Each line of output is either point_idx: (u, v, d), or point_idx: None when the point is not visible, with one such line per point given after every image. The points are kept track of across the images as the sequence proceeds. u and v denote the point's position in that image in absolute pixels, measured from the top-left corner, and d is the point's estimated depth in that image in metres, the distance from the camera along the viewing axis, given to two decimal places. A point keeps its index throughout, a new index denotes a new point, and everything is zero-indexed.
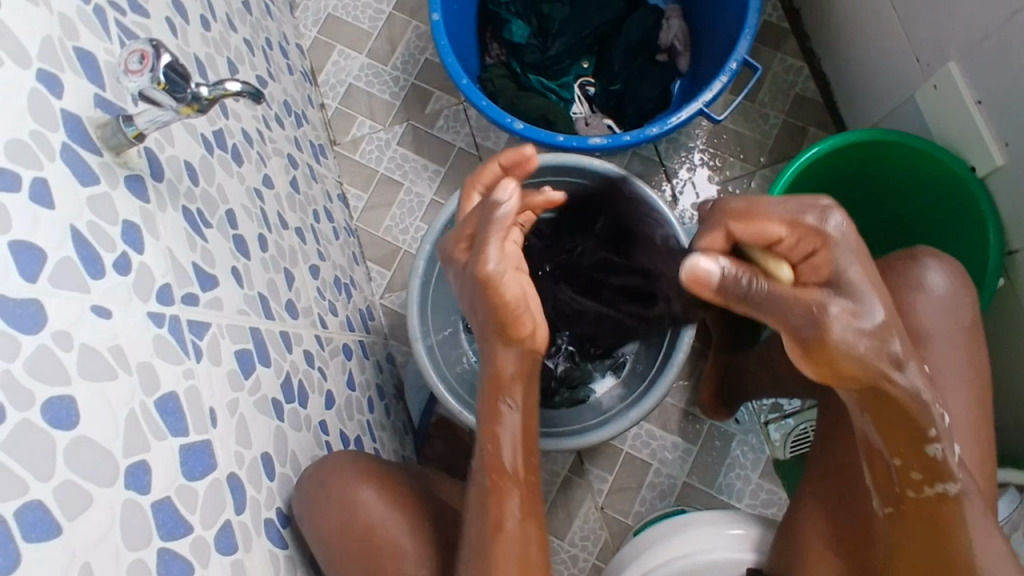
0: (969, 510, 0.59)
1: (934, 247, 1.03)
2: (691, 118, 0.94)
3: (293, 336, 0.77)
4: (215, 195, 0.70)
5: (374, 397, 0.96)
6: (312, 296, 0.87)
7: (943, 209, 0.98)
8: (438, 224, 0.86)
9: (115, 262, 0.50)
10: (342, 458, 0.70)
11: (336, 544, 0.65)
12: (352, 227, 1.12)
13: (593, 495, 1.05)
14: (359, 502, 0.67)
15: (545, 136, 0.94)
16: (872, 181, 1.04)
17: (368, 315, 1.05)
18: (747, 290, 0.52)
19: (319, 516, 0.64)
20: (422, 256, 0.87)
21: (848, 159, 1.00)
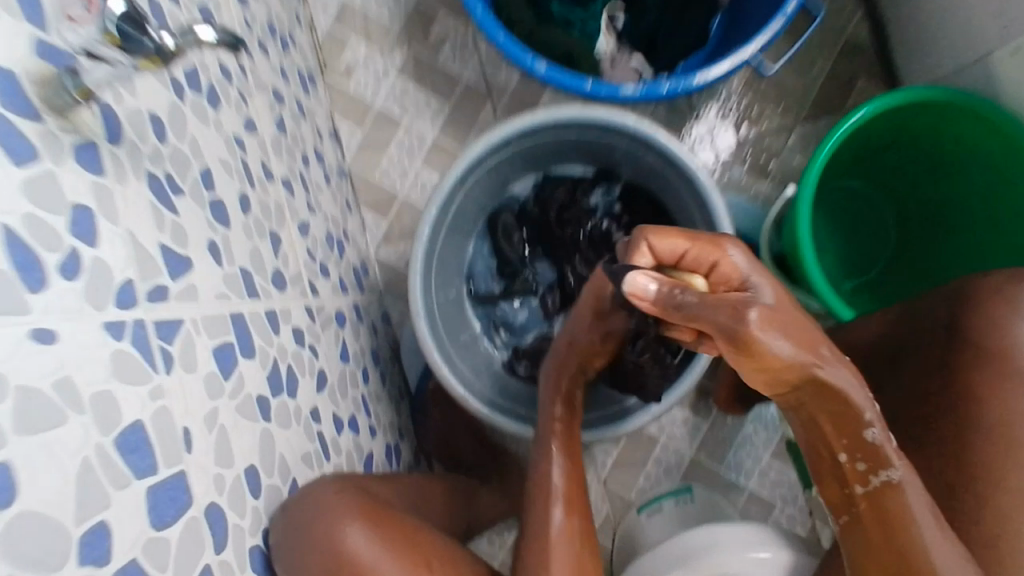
0: (912, 497, 0.57)
1: (987, 230, 0.90)
2: (737, 69, 0.81)
3: (281, 313, 0.68)
4: (187, 151, 0.58)
5: (370, 365, 0.89)
6: (302, 259, 0.77)
7: (1006, 184, 0.86)
8: (448, 182, 0.75)
9: (63, 264, 0.40)
10: (328, 489, 0.62)
11: (306, 556, 0.57)
12: (345, 168, 1.00)
13: (595, 469, 1.01)
14: (347, 545, 0.59)
15: (571, 82, 0.81)
16: (925, 143, 0.92)
17: (363, 272, 0.96)
18: (685, 302, 0.49)
19: (293, 556, 0.57)
20: (428, 220, 0.75)
21: (902, 116, 0.88)
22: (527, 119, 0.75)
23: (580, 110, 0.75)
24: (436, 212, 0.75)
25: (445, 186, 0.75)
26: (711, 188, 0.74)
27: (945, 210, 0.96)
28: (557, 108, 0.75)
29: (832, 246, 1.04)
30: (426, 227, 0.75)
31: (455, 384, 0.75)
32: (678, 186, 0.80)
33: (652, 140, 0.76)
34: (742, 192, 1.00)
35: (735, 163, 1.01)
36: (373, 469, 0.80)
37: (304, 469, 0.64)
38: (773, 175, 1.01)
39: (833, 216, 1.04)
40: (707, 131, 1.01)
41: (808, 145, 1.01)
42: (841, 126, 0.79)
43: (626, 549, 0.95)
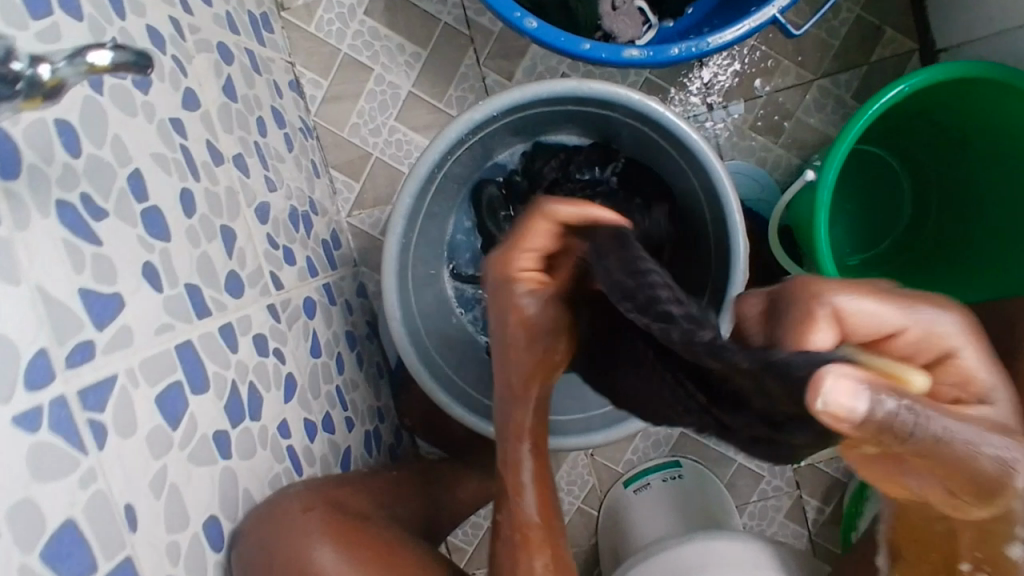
0: None
1: (1001, 218, 0.86)
2: (759, 29, 0.70)
3: (239, 324, 0.61)
4: (110, 158, 0.49)
5: (344, 350, 0.83)
6: (262, 250, 0.70)
7: None
8: (425, 166, 0.66)
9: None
10: (296, 503, 0.57)
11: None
12: (309, 126, 0.90)
13: None
14: (311, 565, 0.54)
15: (567, 43, 0.70)
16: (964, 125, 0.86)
17: (333, 244, 0.88)
18: (915, 435, 0.34)
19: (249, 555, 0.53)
20: (401, 211, 0.67)
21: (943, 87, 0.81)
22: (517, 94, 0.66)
23: (578, 85, 0.66)
24: (411, 202, 0.67)
25: (420, 169, 0.66)
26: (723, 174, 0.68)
27: (964, 207, 0.91)
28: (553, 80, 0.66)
29: (847, 207, 1.00)
30: (400, 220, 0.67)
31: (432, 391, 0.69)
32: (685, 167, 0.73)
33: (658, 120, 0.68)
34: (749, 157, 0.91)
35: (745, 125, 0.92)
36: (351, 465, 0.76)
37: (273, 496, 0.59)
38: (786, 136, 0.91)
39: (851, 187, 1.00)
40: (715, 84, 0.91)
41: (824, 102, 0.91)
42: (874, 104, 0.71)
43: (613, 520, 0.96)
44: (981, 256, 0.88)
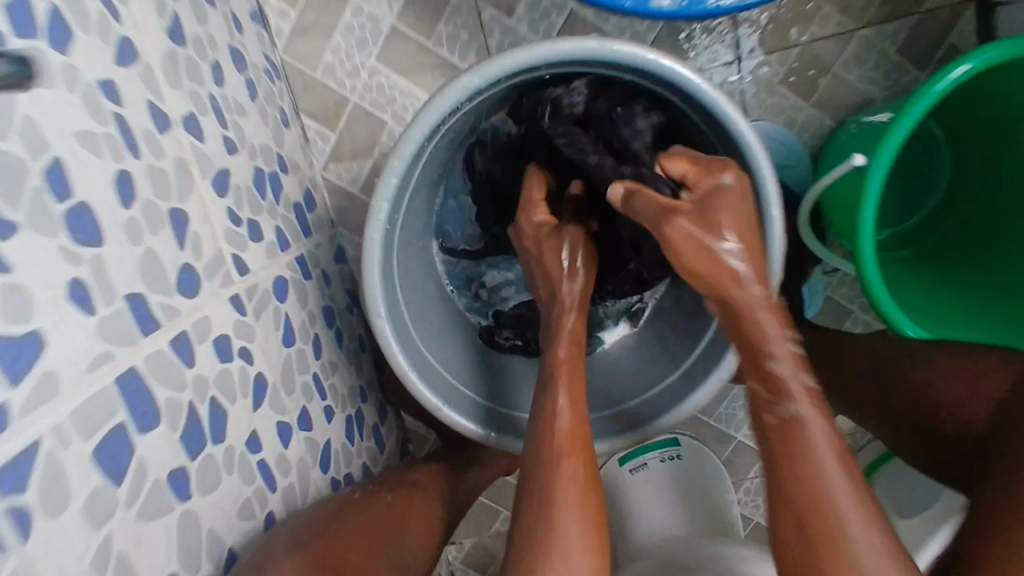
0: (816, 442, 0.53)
1: None
2: None
3: (196, 330, 0.52)
4: (19, 151, 0.39)
5: (322, 330, 0.75)
6: (221, 231, 0.60)
7: None
8: (414, 140, 0.56)
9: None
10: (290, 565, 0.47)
11: None
12: (275, 65, 0.77)
13: None
14: None
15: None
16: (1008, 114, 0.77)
17: (306, 207, 0.78)
18: (638, 208, 0.60)
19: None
20: (386, 193, 0.57)
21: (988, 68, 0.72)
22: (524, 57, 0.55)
23: (599, 46, 0.55)
24: (398, 181, 0.57)
25: (409, 143, 0.56)
26: (762, 155, 0.59)
27: (999, 206, 0.82)
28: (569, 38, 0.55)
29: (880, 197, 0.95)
30: (384, 202, 0.57)
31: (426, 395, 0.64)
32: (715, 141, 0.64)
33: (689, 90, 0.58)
34: (776, 116, 0.82)
35: (771, 79, 0.82)
36: (331, 461, 0.70)
37: (244, 525, 0.53)
38: (819, 95, 0.82)
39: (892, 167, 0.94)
40: (745, 30, 0.80)
41: (865, 57, 0.81)
42: (931, 86, 0.60)
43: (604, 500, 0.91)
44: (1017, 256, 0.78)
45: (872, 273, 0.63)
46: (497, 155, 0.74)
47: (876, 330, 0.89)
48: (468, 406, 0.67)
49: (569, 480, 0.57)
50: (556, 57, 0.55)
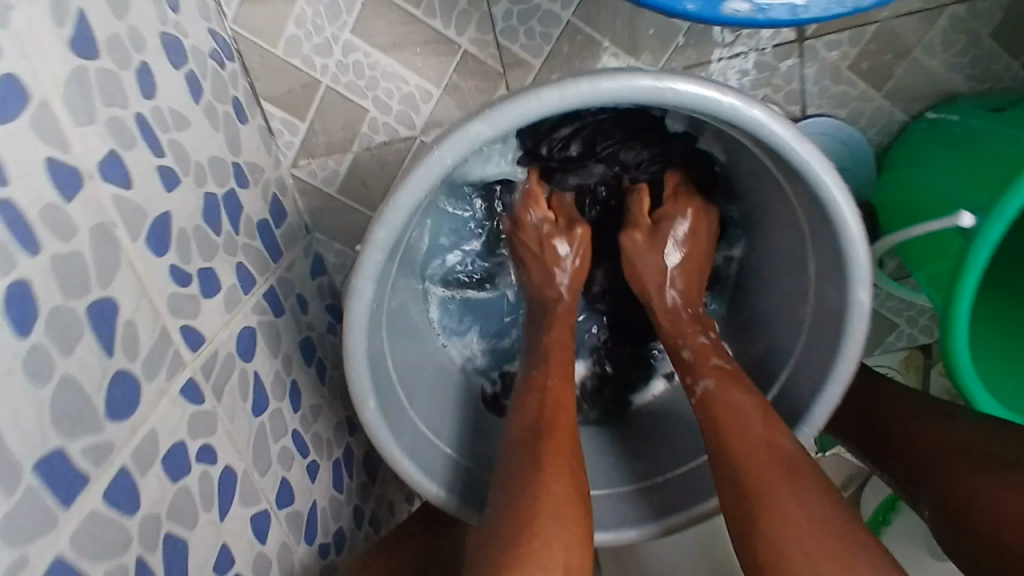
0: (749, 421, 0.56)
1: None
2: None
3: (140, 455, 0.42)
4: None
5: (302, 369, 0.65)
6: (166, 301, 0.48)
7: None
8: (408, 204, 0.42)
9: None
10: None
11: None
12: (223, 41, 0.61)
13: None
14: None
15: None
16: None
17: (275, 221, 0.65)
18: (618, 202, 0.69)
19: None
20: (368, 274, 0.45)
21: None
22: (555, 99, 0.40)
23: (658, 84, 0.41)
24: (383, 258, 0.44)
25: (400, 206, 0.42)
26: (846, 217, 0.48)
27: None
28: (616, 72, 0.41)
29: None
30: (367, 282, 0.45)
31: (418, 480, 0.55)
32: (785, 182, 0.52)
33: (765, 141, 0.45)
34: (841, 108, 0.70)
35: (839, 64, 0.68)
36: (317, 524, 0.62)
37: None
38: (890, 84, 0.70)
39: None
40: None
41: (953, 39, 0.67)
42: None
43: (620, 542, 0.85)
44: None
45: (963, 345, 0.54)
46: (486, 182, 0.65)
47: (920, 343, 0.81)
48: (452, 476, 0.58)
49: (555, 510, 0.51)
50: (597, 99, 0.41)
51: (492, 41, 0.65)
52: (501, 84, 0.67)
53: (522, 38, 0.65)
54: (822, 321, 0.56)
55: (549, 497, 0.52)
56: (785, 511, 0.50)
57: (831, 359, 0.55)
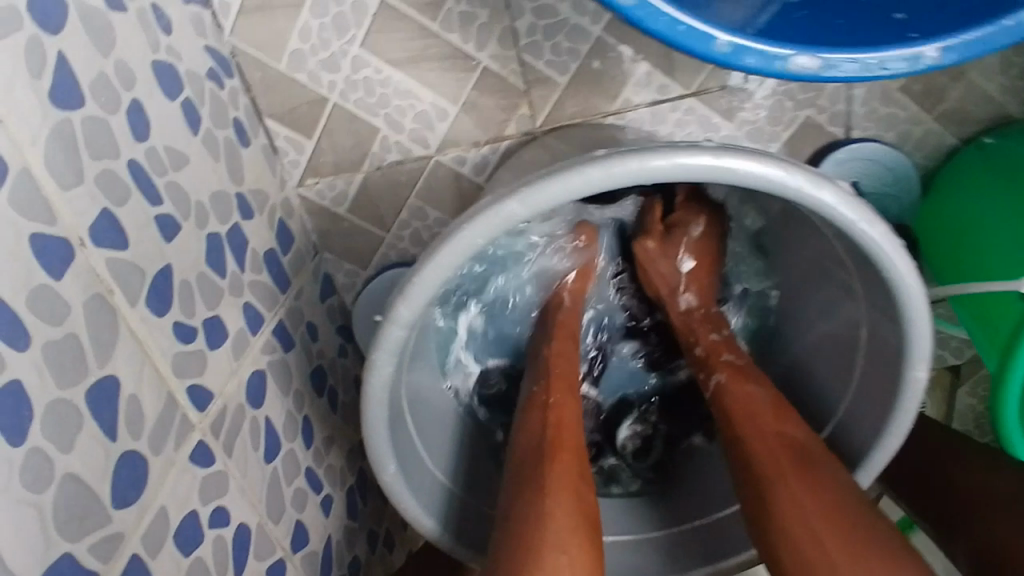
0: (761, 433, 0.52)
1: None
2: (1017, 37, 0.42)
3: (150, 538, 0.41)
4: None
5: (314, 402, 0.63)
6: (168, 365, 0.45)
7: None
8: (436, 283, 0.41)
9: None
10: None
11: None
12: (220, 58, 0.57)
13: None
14: None
15: (699, 50, 0.41)
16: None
17: (281, 249, 0.62)
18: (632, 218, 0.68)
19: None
20: (390, 346, 0.43)
21: None
22: (595, 176, 0.39)
23: (716, 162, 0.39)
24: (406, 332, 0.43)
25: (429, 283, 0.41)
26: (912, 291, 0.45)
27: None
28: (670, 149, 0.39)
29: None
30: (388, 355, 0.43)
31: (418, 514, 0.52)
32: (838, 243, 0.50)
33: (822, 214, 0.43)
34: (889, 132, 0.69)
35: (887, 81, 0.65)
36: (335, 559, 0.61)
37: None
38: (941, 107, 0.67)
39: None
40: None
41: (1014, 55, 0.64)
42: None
43: None
44: None
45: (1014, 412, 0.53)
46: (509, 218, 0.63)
47: (951, 364, 0.82)
48: (446, 504, 0.55)
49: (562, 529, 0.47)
50: (645, 177, 0.39)
51: (515, 56, 0.61)
52: (523, 102, 0.63)
53: (546, 54, 0.61)
54: (866, 389, 0.54)
55: (551, 512, 0.48)
56: (804, 515, 0.47)
57: (875, 433, 0.52)
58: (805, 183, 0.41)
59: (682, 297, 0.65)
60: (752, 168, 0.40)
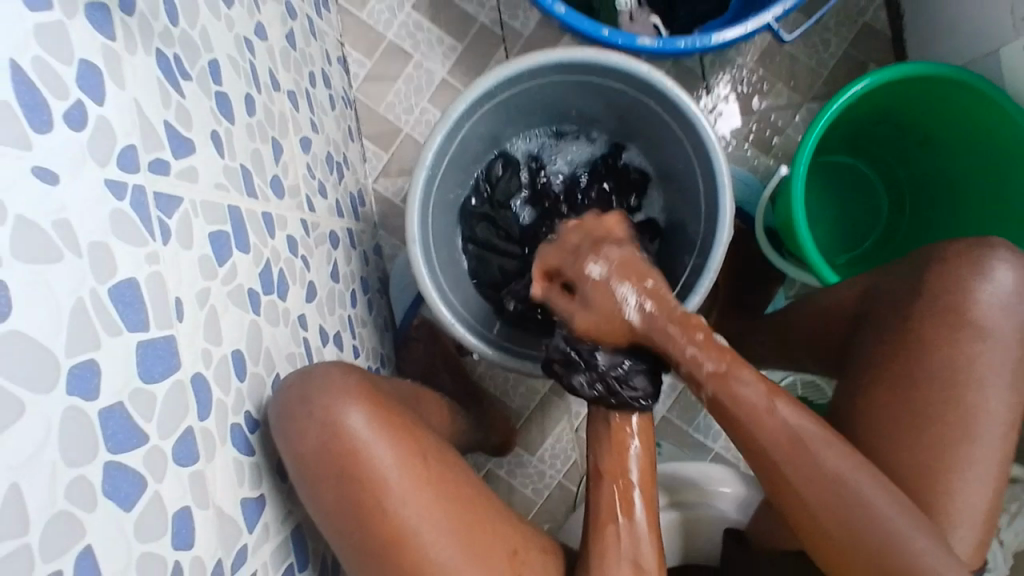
0: (744, 386, 0.65)
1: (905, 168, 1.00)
2: (756, 31, 0.82)
3: (276, 218, 0.68)
4: (197, 40, 0.58)
5: (358, 290, 0.90)
6: (301, 173, 0.77)
7: (972, 140, 0.88)
8: (457, 111, 0.76)
9: (29, 113, 0.37)
10: (335, 371, 0.60)
11: (300, 453, 0.56)
12: (350, 96, 1.01)
13: (524, 405, 1.04)
14: (343, 426, 0.56)
15: (590, 28, 0.81)
16: (933, 97, 0.86)
17: (359, 201, 0.96)
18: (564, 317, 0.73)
19: (325, 485, 0.56)
20: (431, 146, 0.76)
21: (891, 99, 0.90)
22: (539, 57, 0.77)
23: (599, 54, 0.77)
24: (442, 134, 0.76)
25: (455, 109, 0.77)
26: (711, 133, 0.76)
27: (953, 184, 0.93)
28: (577, 49, 0.77)
29: (842, 201, 1.04)
30: (430, 151, 0.76)
31: (471, 342, 0.78)
32: (680, 137, 0.81)
33: (663, 91, 0.78)
34: (743, 164, 1.05)
35: (742, 136, 1.05)
36: None
37: (289, 368, 0.65)
38: (777, 152, 1.05)
39: (827, 188, 1.05)
40: (713, 95, 1.05)
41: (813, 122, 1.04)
42: (830, 108, 0.82)
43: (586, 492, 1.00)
44: (936, 201, 0.96)
45: (807, 245, 0.82)
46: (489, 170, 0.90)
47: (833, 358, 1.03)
48: (462, 320, 0.80)
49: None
50: (566, 58, 0.77)
51: None
52: None
53: None
54: (708, 219, 0.80)
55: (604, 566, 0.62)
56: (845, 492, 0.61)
57: (711, 234, 0.78)
58: (650, 70, 0.77)
59: (624, 294, 0.70)
60: (619, 58, 0.77)
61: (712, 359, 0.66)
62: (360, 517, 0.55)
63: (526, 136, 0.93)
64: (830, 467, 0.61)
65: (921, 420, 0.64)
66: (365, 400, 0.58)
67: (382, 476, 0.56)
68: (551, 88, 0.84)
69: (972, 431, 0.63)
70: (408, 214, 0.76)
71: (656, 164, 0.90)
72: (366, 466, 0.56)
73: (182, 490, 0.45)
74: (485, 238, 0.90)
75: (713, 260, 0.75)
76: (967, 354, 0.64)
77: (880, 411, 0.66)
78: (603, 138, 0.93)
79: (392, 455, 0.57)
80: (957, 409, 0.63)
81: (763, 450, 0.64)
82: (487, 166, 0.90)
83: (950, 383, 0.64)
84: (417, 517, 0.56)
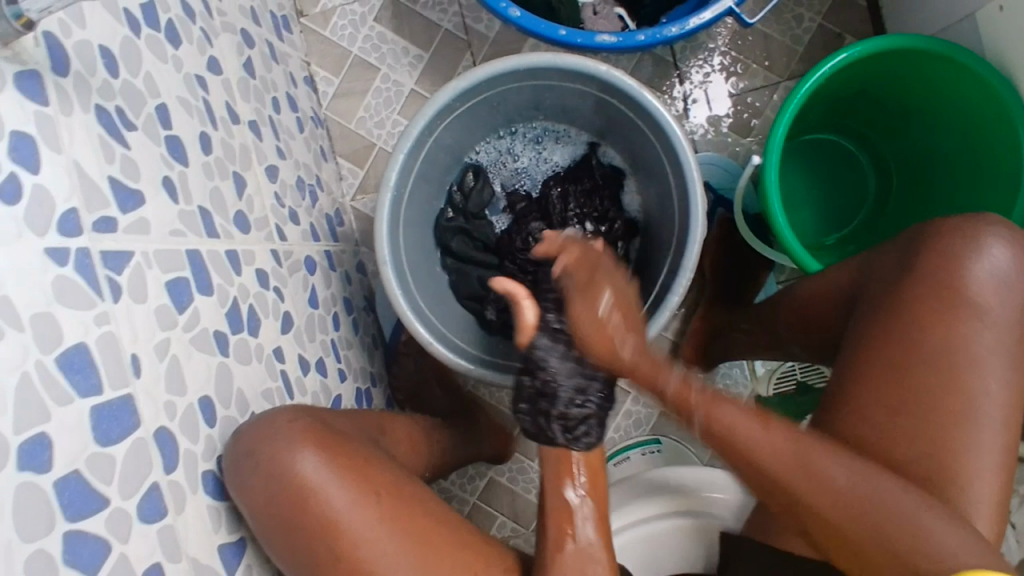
0: (729, 414, 0.63)
1: (888, 137, 0.97)
2: (718, 17, 0.80)
3: (243, 254, 0.68)
4: (141, 88, 0.58)
5: (341, 312, 0.90)
6: (269, 203, 0.77)
7: (949, 106, 0.85)
8: (417, 127, 0.76)
9: None
10: (281, 417, 0.59)
11: (257, 498, 0.55)
12: (320, 116, 1.01)
13: None
14: (296, 471, 0.57)
15: (546, 29, 0.80)
16: (905, 68, 0.84)
17: (336, 221, 0.96)
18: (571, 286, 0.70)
19: (280, 531, 0.56)
20: (395, 166, 0.76)
21: (864, 74, 0.87)
22: (494, 67, 0.76)
23: (556, 58, 0.76)
24: (402, 154, 0.76)
25: (414, 126, 0.76)
26: (677, 131, 0.74)
27: (936, 150, 0.91)
28: (532, 54, 0.76)
29: (827, 181, 1.02)
30: (394, 171, 0.76)
31: (450, 358, 0.77)
32: (650, 136, 0.80)
33: (626, 89, 0.76)
34: (721, 150, 1.03)
35: (718, 122, 1.03)
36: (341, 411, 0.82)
37: (265, 405, 0.65)
38: (756, 134, 1.03)
39: (810, 169, 1.03)
40: (688, 82, 1.03)
41: None
42: (797, 93, 0.80)
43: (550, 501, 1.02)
44: (925, 169, 0.94)
45: (786, 234, 0.80)
46: (461, 180, 0.90)
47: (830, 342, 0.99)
48: (441, 338, 0.80)
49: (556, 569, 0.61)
50: (523, 64, 0.76)
51: None
52: None
53: None
54: (682, 216, 0.78)
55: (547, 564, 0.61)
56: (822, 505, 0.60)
57: (684, 232, 0.77)
58: (610, 69, 0.76)
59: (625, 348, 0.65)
60: (577, 59, 0.76)
61: (697, 389, 0.64)
62: (320, 557, 0.56)
63: (495, 140, 0.91)
64: (838, 481, 0.59)
65: (905, 409, 0.62)
66: (315, 445, 0.59)
67: (339, 518, 0.56)
68: (513, 93, 0.83)
69: (960, 417, 0.60)
70: (376, 240, 0.76)
71: (631, 160, 0.88)
72: (321, 510, 0.56)
73: (151, 546, 0.46)
74: (464, 250, 0.89)
75: (688, 258, 0.74)
76: (946, 328, 0.62)
77: (857, 400, 0.64)
78: (577, 137, 0.92)
79: (347, 495, 0.57)
80: (947, 391, 0.61)
81: (774, 479, 0.61)
82: (460, 177, 0.90)
83: (938, 368, 0.61)
84: (380, 559, 0.56)
